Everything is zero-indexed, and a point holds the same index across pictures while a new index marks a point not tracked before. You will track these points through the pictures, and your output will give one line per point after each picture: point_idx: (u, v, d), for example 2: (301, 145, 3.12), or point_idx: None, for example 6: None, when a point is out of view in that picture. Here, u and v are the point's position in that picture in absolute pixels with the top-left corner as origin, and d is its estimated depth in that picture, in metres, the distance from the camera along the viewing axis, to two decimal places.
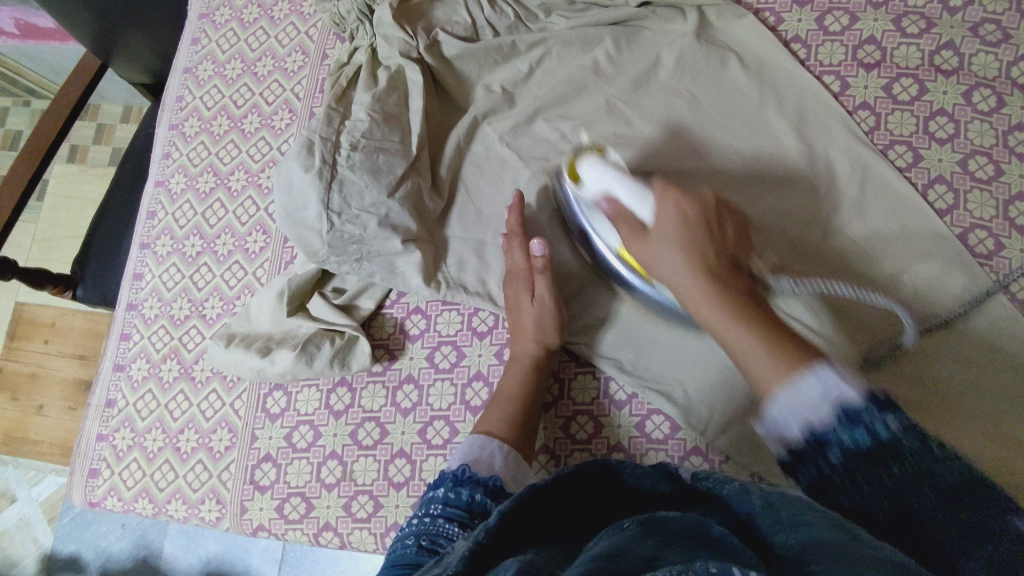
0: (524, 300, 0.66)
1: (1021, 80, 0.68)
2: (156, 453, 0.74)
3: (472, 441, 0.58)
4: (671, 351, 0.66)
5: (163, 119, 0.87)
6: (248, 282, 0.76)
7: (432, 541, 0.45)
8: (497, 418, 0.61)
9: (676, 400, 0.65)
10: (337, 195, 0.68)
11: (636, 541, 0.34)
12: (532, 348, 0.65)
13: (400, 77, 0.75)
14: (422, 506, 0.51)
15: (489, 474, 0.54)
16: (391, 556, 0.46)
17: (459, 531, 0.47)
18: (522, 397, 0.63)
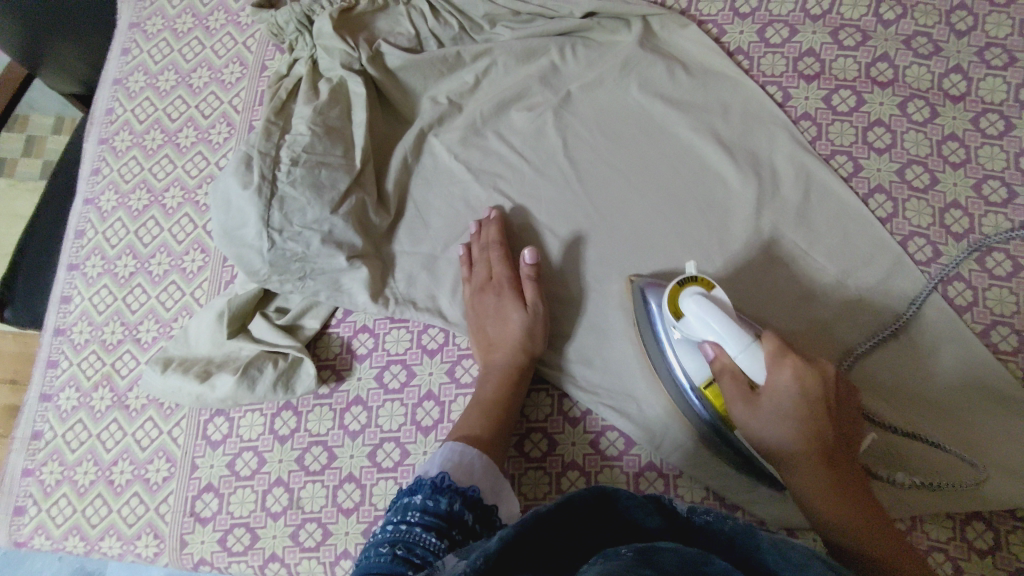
0: (502, 307, 0.65)
1: (952, 91, 0.70)
2: (88, 487, 0.70)
3: (438, 451, 0.54)
4: (627, 366, 0.66)
5: (91, 134, 0.83)
6: (186, 304, 0.73)
7: (408, 550, 0.43)
8: (463, 431, 0.59)
9: (629, 413, 0.65)
10: (277, 213, 0.65)
11: (631, 568, 0.34)
12: (500, 359, 0.64)
13: (341, 89, 0.73)
14: (394, 511, 0.48)
15: (468, 482, 0.51)
16: (363, 565, 0.42)
17: (438, 541, 0.44)
18: (492, 408, 0.61)
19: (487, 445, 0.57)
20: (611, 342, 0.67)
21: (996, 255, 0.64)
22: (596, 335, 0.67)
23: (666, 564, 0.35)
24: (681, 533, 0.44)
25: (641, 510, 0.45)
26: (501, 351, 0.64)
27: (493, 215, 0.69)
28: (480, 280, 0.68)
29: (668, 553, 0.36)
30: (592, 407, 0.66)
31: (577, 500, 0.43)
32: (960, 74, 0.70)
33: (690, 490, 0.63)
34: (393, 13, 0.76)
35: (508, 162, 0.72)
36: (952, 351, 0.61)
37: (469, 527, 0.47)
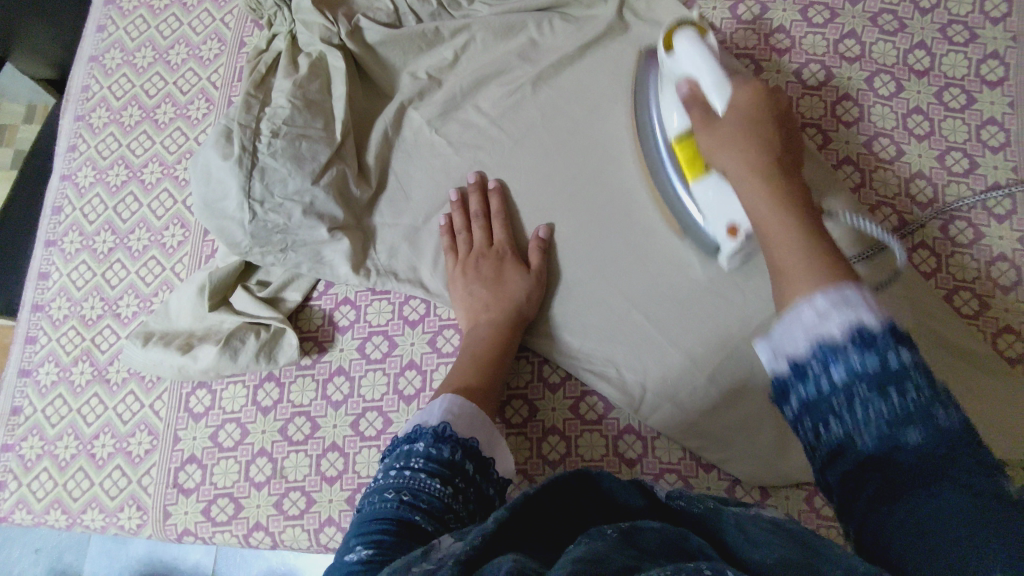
0: (501, 271, 0.67)
1: (917, 66, 0.72)
2: (69, 461, 0.70)
3: (433, 406, 0.54)
4: (608, 329, 0.67)
5: (67, 111, 0.82)
6: (166, 278, 0.73)
7: (413, 497, 0.45)
8: (451, 387, 0.60)
9: (608, 378, 0.66)
10: (258, 184, 0.66)
11: (619, 547, 0.35)
12: (492, 320, 0.66)
13: (321, 64, 0.73)
14: (396, 456, 0.50)
15: (469, 434, 0.53)
16: (367, 512, 0.45)
17: (441, 489, 0.46)
18: (482, 365, 0.63)
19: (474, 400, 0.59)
20: (594, 306, 0.68)
21: (958, 224, 0.67)
22: (581, 298, 0.69)
23: (651, 543, 0.37)
24: (662, 512, 0.47)
25: (624, 491, 0.48)
26: (496, 310, 0.66)
27: (494, 185, 0.71)
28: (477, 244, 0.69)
29: (651, 534, 0.38)
30: (574, 369, 0.67)
31: (558, 482, 0.46)
32: (924, 50, 0.73)
33: (668, 451, 0.65)
34: None
35: (488, 136, 0.74)
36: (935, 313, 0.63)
37: (470, 476, 0.49)
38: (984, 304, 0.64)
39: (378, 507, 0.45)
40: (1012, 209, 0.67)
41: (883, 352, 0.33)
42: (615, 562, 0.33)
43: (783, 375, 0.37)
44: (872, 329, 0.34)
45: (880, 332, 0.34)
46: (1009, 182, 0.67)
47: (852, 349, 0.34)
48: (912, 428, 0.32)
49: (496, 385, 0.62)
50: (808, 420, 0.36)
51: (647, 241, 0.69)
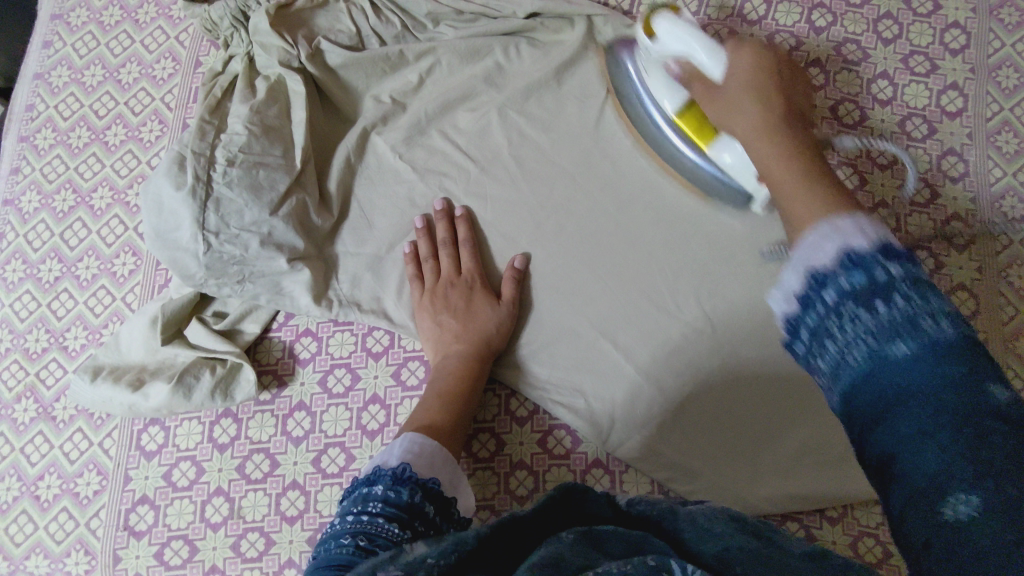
0: (471, 300, 0.66)
1: (879, 96, 0.73)
2: (11, 504, 0.66)
3: (392, 444, 0.53)
4: (576, 359, 0.66)
5: (10, 131, 0.78)
6: (117, 309, 0.70)
7: (369, 541, 0.43)
8: (417, 423, 0.58)
9: (578, 411, 0.65)
10: (213, 214, 0.63)
11: (577, 548, 0.35)
12: (461, 352, 0.64)
13: (280, 87, 0.71)
14: (351, 502, 0.47)
15: (428, 476, 0.51)
16: (323, 556, 0.42)
17: (401, 530, 0.44)
18: (449, 399, 0.61)
19: (441, 435, 0.57)
20: (561, 338, 0.67)
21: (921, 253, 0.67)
22: (549, 328, 0.68)
23: (615, 548, 0.37)
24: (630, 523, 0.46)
25: (596, 502, 0.46)
26: (464, 342, 0.64)
27: (463, 213, 0.70)
28: (445, 270, 0.68)
29: (614, 540, 0.38)
30: (540, 399, 0.66)
31: (542, 502, 0.43)
32: (887, 80, 0.73)
33: (635, 484, 0.64)
34: (333, 10, 0.75)
35: (454, 162, 0.72)
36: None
37: (430, 519, 0.47)
38: None
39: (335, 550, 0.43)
40: (971, 239, 0.67)
41: (872, 266, 0.30)
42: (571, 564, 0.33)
43: (795, 317, 0.33)
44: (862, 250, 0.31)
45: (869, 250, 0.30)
46: (968, 212, 0.68)
47: (841, 271, 0.31)
48: (900, 341, 0.29)
49: (463, 420, 0.61)
50: (808, 340, 0.32)
51: (613, 271, 0.68)
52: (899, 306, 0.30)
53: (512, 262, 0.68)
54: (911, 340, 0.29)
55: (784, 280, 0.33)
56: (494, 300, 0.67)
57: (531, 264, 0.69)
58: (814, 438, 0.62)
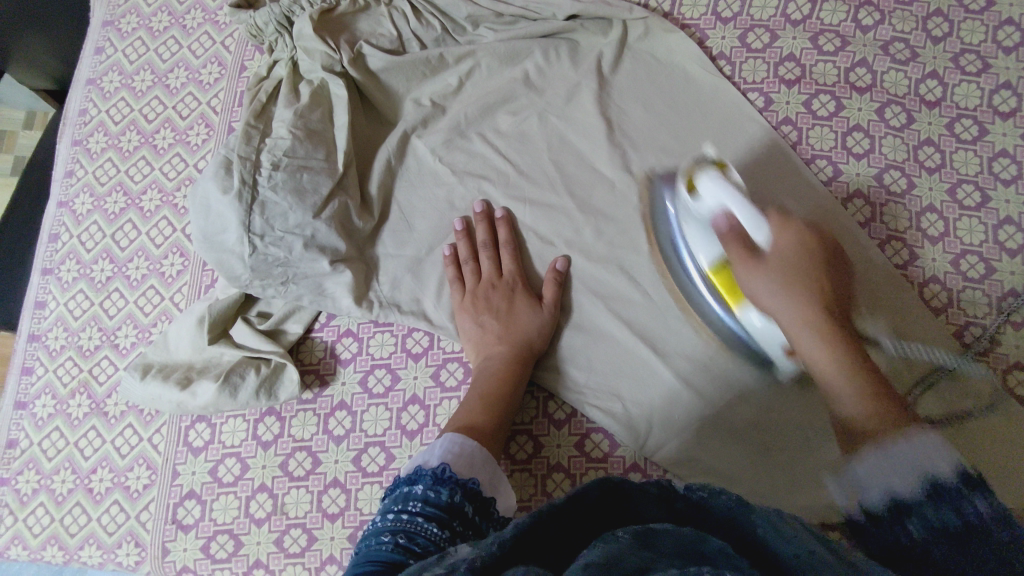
0: (511, 303, 0.67)
1: (928, 97, 0.71)
2: (66, 496, 0.69)
3: (436, 443, 0.53)
4: (614, 363, 0.66)
5: (64, 134, 0.81)
6: (165, 308, 0.72)
7: (409, 540, 0.44)
8: (459, 424, 0.59)
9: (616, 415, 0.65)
10: (258, 217, 0.64)
11: (633, 549, 0.35)
12: (502, 353, 0.64)
13: (323, 92, 0.72)
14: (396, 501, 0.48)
15: (470, 474, 0.51)
16: (363, 553, 0.44)
17: (438, 533, 0.45)
18: (491, 401, 0.62)
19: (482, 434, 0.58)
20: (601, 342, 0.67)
21: (970, 258, 0.66)
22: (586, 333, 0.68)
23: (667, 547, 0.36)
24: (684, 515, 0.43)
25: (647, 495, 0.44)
26: (505, 344, 0.65)
27: (503, 214, 0.70)
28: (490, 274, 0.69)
29: (665, 540, 0.37)
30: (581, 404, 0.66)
31: (584, 493, 0.42)
32: (936, 80, 0.72)
33: None
34: (375, 15, 0.76)
35: (494, 165, 0.73)
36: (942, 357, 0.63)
37: (469, 518, 0.48)
38: (995, 341, 0.64)
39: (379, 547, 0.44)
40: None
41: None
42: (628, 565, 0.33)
43: None
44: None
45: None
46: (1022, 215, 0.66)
47: None
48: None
49: (504, 422, 0.61)
50: None
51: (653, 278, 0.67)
52: None
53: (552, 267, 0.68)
54: None
55: None
56: (538, 302, 0.67)
57: (570, 266, 0.69)
58: None
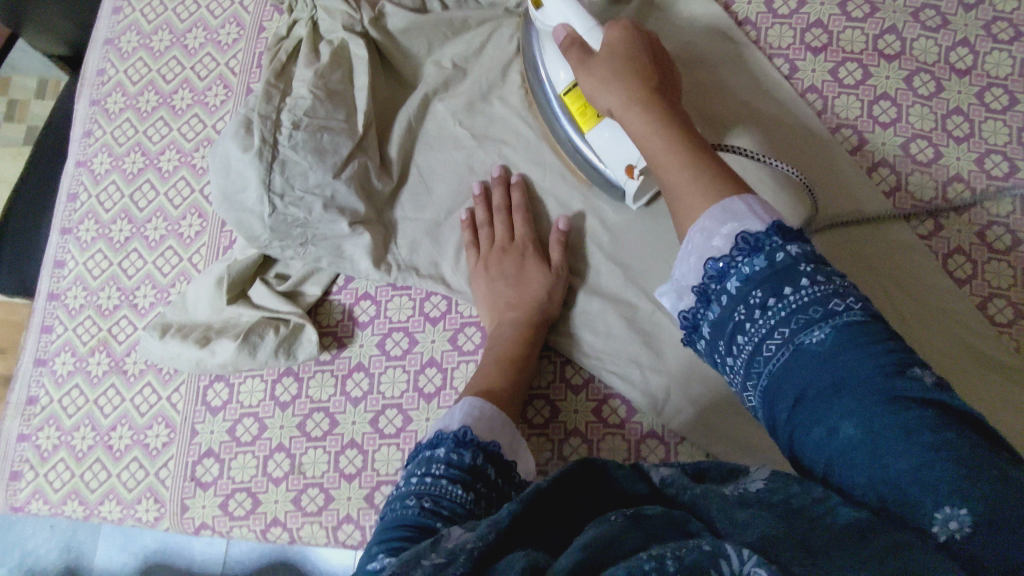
0: (520, 265, 0.66)
1: (958, 65, 0.70)
2: (86, 452, 0.69)
3: (452, 408, 0.53)
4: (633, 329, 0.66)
5: (82, 94, 0.80)
6: (184, 269, 0.72)
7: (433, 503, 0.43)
8: (478, 388, 0.59)
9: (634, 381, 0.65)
10: (278, 176, 0.64)
11: (624, 528, 0.33)
12: (516, 319, 0.64)
13: (343, 52, 0.71)
14: (416, 461, 0.48)
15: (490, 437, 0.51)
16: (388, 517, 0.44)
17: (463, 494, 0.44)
18: (505, 366, 0.61)
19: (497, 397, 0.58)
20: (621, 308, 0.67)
21: (997, 230, 0.65)
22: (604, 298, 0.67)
23: (659, 525, 0.34)
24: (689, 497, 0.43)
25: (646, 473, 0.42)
26: (518, 309, 0.64)
27: (517, 179, 0.70)
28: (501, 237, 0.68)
29: (659, 515, 0.35)
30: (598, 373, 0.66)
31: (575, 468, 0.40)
32: (967, 47, 0.70)
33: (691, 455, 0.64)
34: None
35: (514, 130, 0.72)
36: (964, 333, 0.63)
37: (492, 481, 0.47)
38: (1020, 313, 0.63)
39: (400, 512, 0.44)
40: None
41: (768, 250, 0.39)
42: (620, 551, 0.31)
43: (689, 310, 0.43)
44: (757, 234, 0.39)
45: (764, 236, 0.39)
46: None
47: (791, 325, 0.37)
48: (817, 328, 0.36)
49: (519, 385, 0.61)
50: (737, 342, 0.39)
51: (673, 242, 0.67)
52: (808, 321, 0.36)
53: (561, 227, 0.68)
54: (817, 332, 0.36)
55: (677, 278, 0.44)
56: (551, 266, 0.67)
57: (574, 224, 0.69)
58: None
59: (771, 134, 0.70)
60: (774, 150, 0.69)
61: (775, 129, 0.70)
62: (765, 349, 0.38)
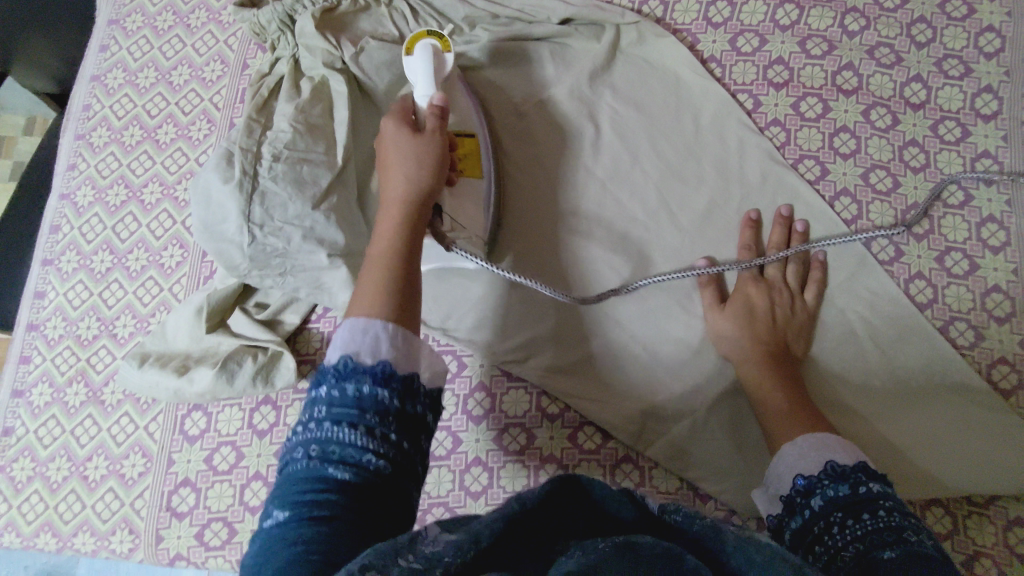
0: (409, 132, 0.58)
1: (912, 99, 0.74)
2: (61, 484, 0.69)
3: (377, 328, 0.46)
4: (589, 349, 0.69)
5: (67, 130, 0.82)
6: (164, 299, 0.73)
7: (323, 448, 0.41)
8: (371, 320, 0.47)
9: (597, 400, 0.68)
10: (258, 208, 0.66)
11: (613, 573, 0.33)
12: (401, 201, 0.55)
13: (324, 88, 0.73)
14: (331, 374, 0.43)
15: None
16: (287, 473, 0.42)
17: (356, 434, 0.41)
18: (413, 225, 0.54)
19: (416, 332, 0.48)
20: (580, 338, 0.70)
21: (955, 255, 0.68)
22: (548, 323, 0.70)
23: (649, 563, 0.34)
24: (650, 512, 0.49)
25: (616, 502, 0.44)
26: (414, 171, 0.56)
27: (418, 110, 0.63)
28: (384, 134, 0.59)
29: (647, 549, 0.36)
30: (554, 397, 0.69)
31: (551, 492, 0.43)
32: (920, 83, 0.74)
33: (665, 482, 0.66)
34: (374, 14, 0.77)
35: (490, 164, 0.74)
36: (914, 363, 0.66)
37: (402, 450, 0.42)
38: (979, 335, 0.66)
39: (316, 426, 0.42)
40: (1006, 241, 0.68)
41: (853, 484, 0.52)
42: None
43: (808, 475, 0.55)
44: (844, 467, 0.53)
45: (850, 471, 0.53)
46: (1003, 214, 0.69)
47: (829, 481, 0.53)
48: (861, 487, 0.51)
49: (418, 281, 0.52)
50: (822, 520, 0.51)
51: (628, 269, 0.70)
52: (854, 485, 0.52)
53: (441, 101, 0.62)
54: (863, 491, 0.51)
55: (772, 486, 0.58)
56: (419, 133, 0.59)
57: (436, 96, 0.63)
58: (864, 438, 0.65)
59: (733, 169, 0.72)
60: (737, 185, 0.72)
61: (737, 162, 0.72)
62: (813, 507, 0.52)
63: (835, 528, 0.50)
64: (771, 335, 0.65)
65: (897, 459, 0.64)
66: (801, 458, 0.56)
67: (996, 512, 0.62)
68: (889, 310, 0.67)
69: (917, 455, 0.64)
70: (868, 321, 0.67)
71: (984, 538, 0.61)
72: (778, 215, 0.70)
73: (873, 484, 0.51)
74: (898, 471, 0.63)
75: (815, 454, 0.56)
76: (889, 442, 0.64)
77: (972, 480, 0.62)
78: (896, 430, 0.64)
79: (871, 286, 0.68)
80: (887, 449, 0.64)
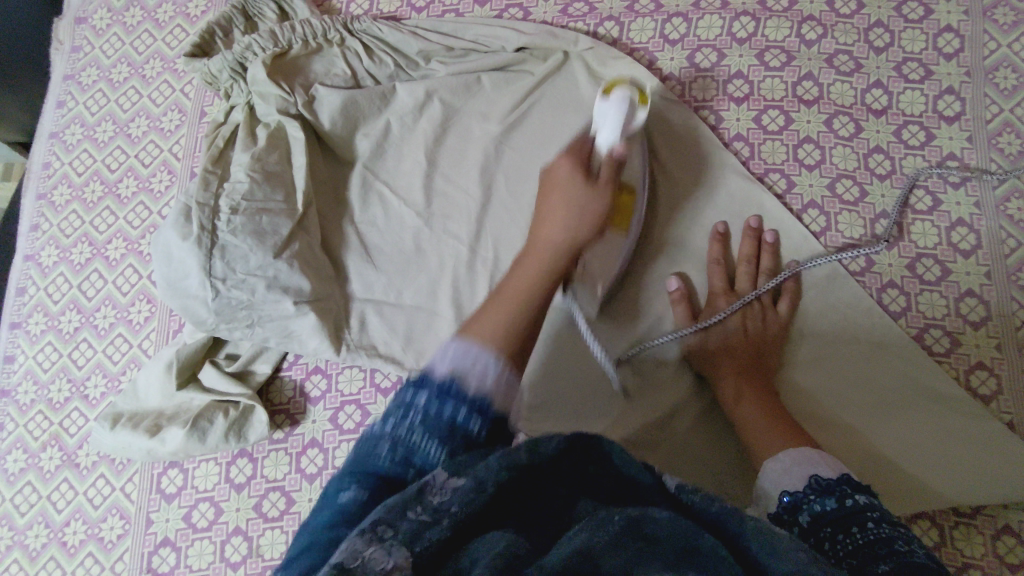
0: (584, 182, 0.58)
1: (874, 106, 0.73)
2: (40, 551, 0.68)
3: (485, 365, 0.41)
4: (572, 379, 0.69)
5: (28, 189, 0.81)
6: (134, 356, 0.72)
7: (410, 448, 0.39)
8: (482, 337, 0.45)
9: None
10: (219, 261, 0.65)
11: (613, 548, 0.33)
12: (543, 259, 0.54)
13: (280, 134, 0.73)
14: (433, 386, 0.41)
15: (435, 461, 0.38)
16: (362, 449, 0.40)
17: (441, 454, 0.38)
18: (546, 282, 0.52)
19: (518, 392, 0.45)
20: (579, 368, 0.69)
21: (926, 261, 0.68)
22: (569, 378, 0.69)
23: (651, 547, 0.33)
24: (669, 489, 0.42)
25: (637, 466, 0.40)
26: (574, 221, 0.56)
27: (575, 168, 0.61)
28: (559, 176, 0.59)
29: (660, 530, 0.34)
30: None
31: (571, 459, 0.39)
32: (881, 89, 0.73)
33: None
34: (326, 53, 0.77)
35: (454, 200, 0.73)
36: (896, 372, 0.65)
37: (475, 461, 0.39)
38: (955, 341, 0.65)
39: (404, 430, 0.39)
40: (977, 243, 0.67)
41: (840, 496, 0.50)
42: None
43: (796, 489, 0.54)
44: (828, 479, 0.52)
45: (835, 483, 0.52)
46: (972, 217, 0.68)
47: (814, 494, 0.52)
48: (849, 497, 0.50)
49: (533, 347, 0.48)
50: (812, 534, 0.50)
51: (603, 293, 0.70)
52: (840, 496, 0.50)
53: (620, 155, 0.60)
54: (850, 501, 0.50)
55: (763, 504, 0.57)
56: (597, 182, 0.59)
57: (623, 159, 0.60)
58: (847, 451, 0.64)
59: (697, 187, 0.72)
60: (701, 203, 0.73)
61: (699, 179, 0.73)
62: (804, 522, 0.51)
63: (825, 544, 0.48)
64: (746, 349, 0.65)
65: (883, 471, 0.63)
66: (784, 474, 0.56)
67: (983, 522, 0.61)
68: (865, 321, 0.67)
69: (902, 465, 0.63)
70: (842, 330, 0.67)
71: (972, 549, 0.60)
72: (746, 227, 0.70)
73: (860, 495, 0.50)
74: (885, 483, 0.63)
75: (800, 468, 0.55)
76: (874, 453, 0.64)
77: (958, 488, 0.61)
78: (879, 440, 0.64)
79: (843, 296, 0.68)
80: (871, 461, 0.63)
